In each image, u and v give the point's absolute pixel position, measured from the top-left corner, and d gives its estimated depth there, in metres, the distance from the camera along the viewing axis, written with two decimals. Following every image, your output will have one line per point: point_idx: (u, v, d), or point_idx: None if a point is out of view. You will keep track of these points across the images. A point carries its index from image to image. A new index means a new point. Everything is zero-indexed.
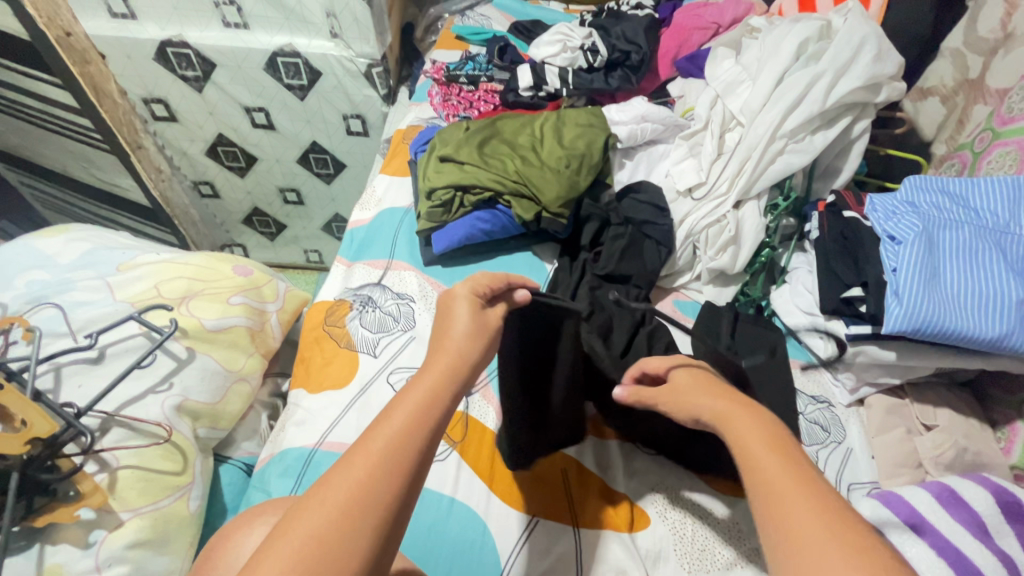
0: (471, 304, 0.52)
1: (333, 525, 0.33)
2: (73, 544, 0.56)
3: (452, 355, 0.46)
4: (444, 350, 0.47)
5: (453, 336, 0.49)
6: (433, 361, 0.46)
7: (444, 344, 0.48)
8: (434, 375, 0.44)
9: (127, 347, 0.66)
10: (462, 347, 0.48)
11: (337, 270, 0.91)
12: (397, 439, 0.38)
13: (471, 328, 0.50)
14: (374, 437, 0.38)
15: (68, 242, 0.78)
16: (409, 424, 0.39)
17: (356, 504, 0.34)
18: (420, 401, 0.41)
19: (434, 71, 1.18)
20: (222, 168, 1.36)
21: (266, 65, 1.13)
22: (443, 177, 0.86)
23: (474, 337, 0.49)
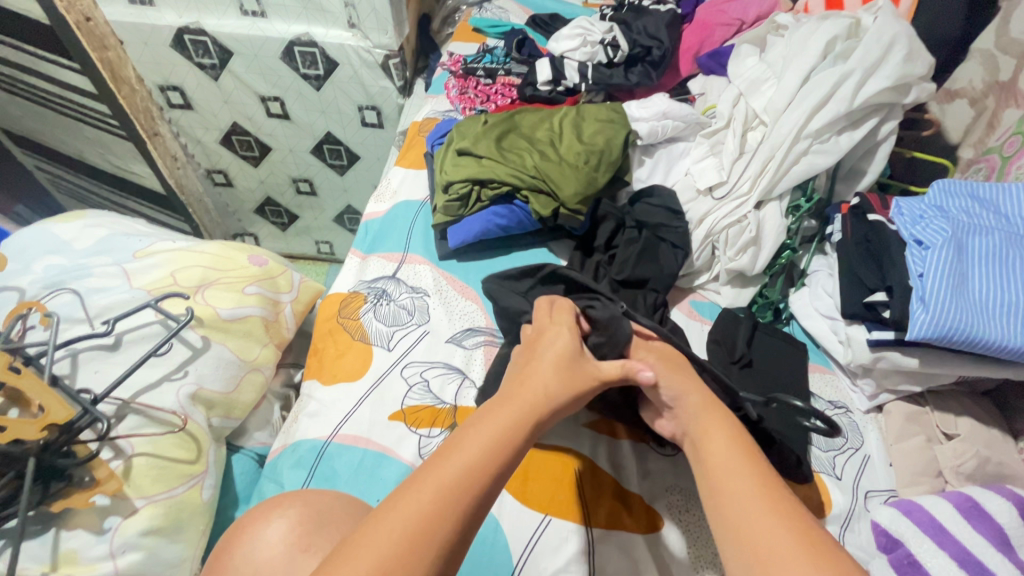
0: (555, 351, 0.55)
1: (400, 548, 0.35)
2: (87, 530, 0.57)
3: (533, 392, 0.50)
4: (527, 387, 0.50)
5: (538, 373, 0.52)
6: (513, 395, 0.49)
7: (523, 379, 0.51)
8: (513, 409, 0.47)
9: (143, 334, 0.66)
10: (543, 382, 0.51)
11: (351, 263, 0.90)
12: (469, 468, 0.41)
13: (556, 368, 0.53)
14: (444, 460, 0.41)
15: (85, 228, 0.78)
16: (482, 452, 0.42)
17: (422, 531, 0.36)
18: (491, 433, 0.44)
19: (452, 63, 1.17)
20: (236, 157, 1.36)
21: (283, 54, 1.12)
22: (460, 171, 0.85)
23: (553, 374, 0.52)
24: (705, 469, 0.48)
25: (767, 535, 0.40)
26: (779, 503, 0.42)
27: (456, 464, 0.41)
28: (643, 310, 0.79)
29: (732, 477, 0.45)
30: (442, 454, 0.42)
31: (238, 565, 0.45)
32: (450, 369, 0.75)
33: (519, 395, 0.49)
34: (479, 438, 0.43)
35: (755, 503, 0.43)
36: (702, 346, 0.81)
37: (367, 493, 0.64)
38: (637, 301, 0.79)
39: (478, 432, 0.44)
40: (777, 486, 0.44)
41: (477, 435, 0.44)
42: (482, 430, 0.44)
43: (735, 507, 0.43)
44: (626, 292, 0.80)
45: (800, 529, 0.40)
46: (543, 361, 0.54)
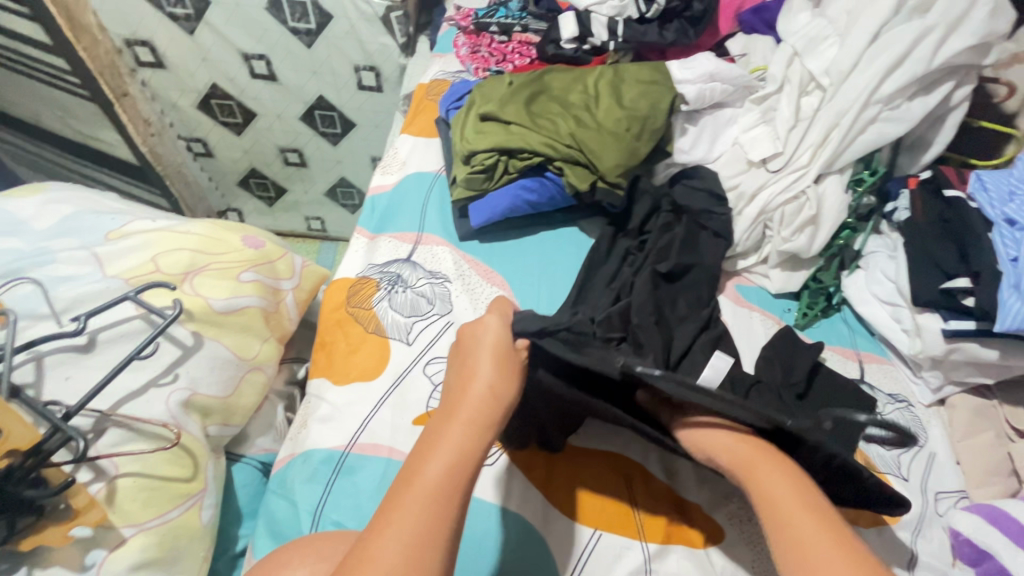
0: (488, 338, 0.50)
1: None
2: (67, 567, 0.48)
3: (475, 398, 0.45)
4: (467, 393, 0.45)
5: (477, 376, 0.46)
6: (455, 405, 0.45)
7: (468, 378, 0.47)
8: (466, 417, 0.43)
9: (121, 332, 0.56)
10: (484, 386, 0.46)
11: (358, 243, 0.80)
12: (431, 505, 0.37)
13: (496, 365, 0.47)
14: (385, 526, 0.36)
15: (45, 205, 0.66)
16: (438, 484, 0.38)
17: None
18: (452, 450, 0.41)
19: (460, 18, 1.04)
20: (216, 124, 1.22)
21: (269, 4, 0.99)
22: (485, 139, 0.75)
23: (500, 364, 0.48)
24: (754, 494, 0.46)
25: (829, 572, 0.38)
26: (844, 546, 0.39)
27: (397, 530, 0.36)
28: (688, 310, 0.69)
29: (796, 520, 0.42)
30: (382, 515, 0.37)
31: None
32: None
33: (460, 408, 0.44)
34: (423, 483, 0.38)
35: (818, 540, 0.40)
36: (750, 335, 0.74)
37: None
38: (678, 301, 0.70)
39: (422, 478, 0.39)
40: (842, 533, 0.41)
41: (417, 484, 0.38)
42: (426, 474, 0.39)
43: (800, 543, 0.40)
44: (668, 287, 0.70)
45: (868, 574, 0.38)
46: (480, 361, 0.48)
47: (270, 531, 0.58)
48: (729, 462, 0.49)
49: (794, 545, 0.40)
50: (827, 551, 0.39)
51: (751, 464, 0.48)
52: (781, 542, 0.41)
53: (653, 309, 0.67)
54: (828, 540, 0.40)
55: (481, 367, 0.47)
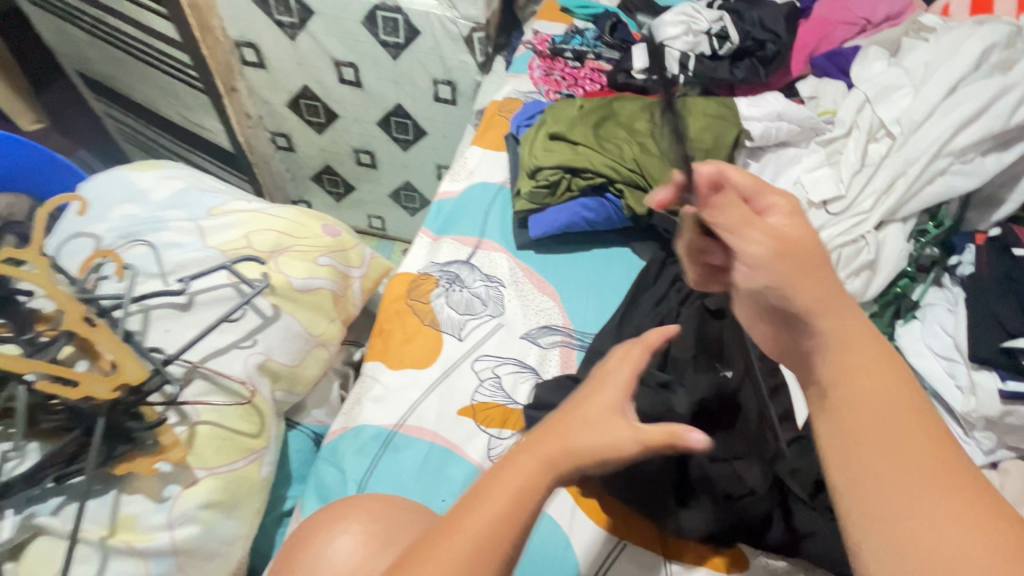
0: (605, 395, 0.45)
1: None
2: (147, 497, 0.54)
3: (565, 442, 0.41)
4: (555, 435, 0.41)
5: (577, 424, 0.42)
6: (542, 440, 0.41)
7: (569, 416, 0.43)
8: (550, 452, 0.40)
9: (215, 297, 0.63)
10: (586, 439, 0.41)
11: (422, 242, 0.86)
12: (492, 529, 0.35)
13: (599, 419, 0.43)
14: (449, 538, 0.35)
15: (161, 178, 0.75)
16: (506, 511, 0.36)
17: None
18: (526, 479, 0.38)
19: (537, 42, 1.11)
20: (301, 122, 1.33)
21: (365, 19, 1.09)
22: (552, 156, 0.79)
23: (605, 416, 0.43)
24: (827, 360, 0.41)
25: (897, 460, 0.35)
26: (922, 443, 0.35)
27: (464, 537, 0.35)
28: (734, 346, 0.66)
29: (865, 395, 0.38)
30: (449, 523, 0.36)
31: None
32: (523, 367, 0.71)
33: (543, 446, 0.40)
34: (491, 504, 0.37)
35: (899, 422, 0.36)
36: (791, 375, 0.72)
37: (432, 491, 0.61)
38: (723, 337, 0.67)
39: (494, 498, 0.37)
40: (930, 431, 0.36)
41: (484, 505, 0.36)
42: (497, 495, 0.37)
43: (866, 426, 0.37)
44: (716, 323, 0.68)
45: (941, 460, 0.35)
46: (588, 410, 0.43)
47: (318, 493, 0.63)
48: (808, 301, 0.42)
49: (875, 419, 0.37)
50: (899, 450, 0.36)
51: (856, 363, 0.39)
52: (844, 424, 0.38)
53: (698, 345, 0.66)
54: (904, 415, 0.37)
55: (588, 412, 0.43)
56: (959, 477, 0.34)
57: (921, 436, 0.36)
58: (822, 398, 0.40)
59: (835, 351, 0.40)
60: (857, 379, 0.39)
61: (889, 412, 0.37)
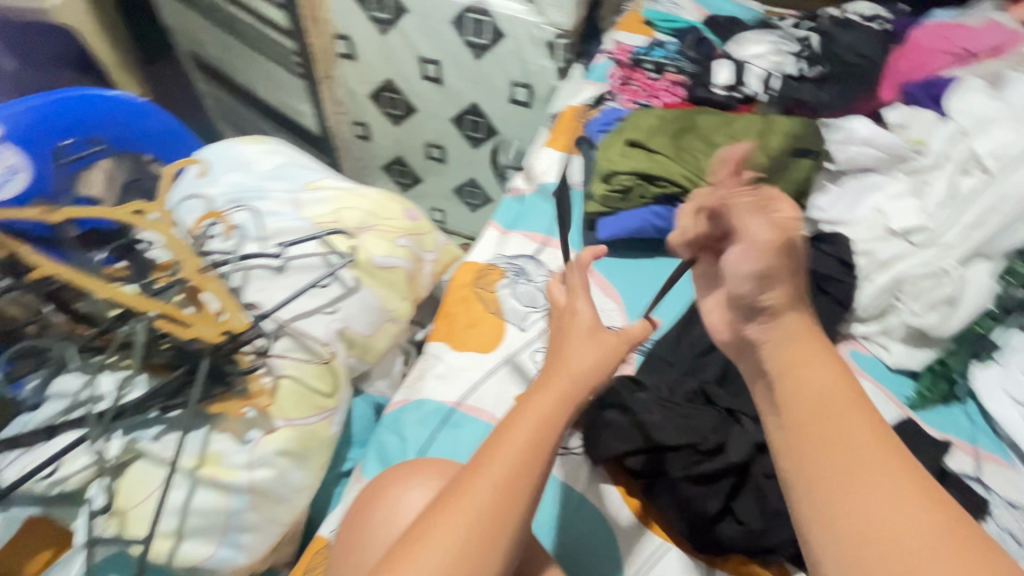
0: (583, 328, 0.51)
1: (479, 525, 0.38)
2: (233, 437, 0.59)
3: (566, 377, 0.47)
4: (556, 371, 0.47)
5: (571, 354, 0.49)
6: (548, 381, 0.47)
7: (562, 354, 0.49)
8: (553, 390, 0.46)
9: (306, 264, 0.68)
10: (579, 369, 0.48)
11: (490, 234, 0.88)
12: (517, 459, 0.41)
13: (590, 351, 0.49)
14: (476, 476, 0.40)
15: (265, 152, 0.81)
16: (524, 446, 0.42)
17: (490, 519, 0.38)
18: (539, 417, 0.44)
19: (618, 52, 1.13)
20: (381, 113, 1.40)
21: (454, 19, 1.14)
22: (628, 162, 0.81)
23: (591, 351, 0.49)
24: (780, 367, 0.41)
25: (876, 473, 0.34)
26: (896, 457, 0.35)
27: (493, 474, 0.40)
28: None
29: (834, 408, 0.38)
30: (473, 467, 0.41)
31: (376, 525, 0.49)
32: None
33: (551, 382, 0.46)
34: (512, 443, 0.42)
35: (872, 443, 0.36)
36: None
37: None
38: None
39: (516, 434, 0.42)
40: (900, 448, 0.36)
41: (507, 445, 0.42)
42: (516, 434, 0.42)
43: (841, 438, 0.36)
44: None
45: (916, 475, 0.34)
46: (578, 344, 0.49)
47: (379, 457, 0.67)
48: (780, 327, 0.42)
49: (845, 436, 0.36)
50: (876, 460, 0.35)
51: (800, 368, 0.40)
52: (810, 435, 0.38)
53: None
54: (870, 434, 0.36)
55: (573, 350, 0.49)
56: (935, 494, 0.33)
57: (871, 426, 0.37)
58: (770, 387, 0.42)
59: (782, 355, 0.41)
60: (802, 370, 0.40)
61: (859, 428, 0.37)
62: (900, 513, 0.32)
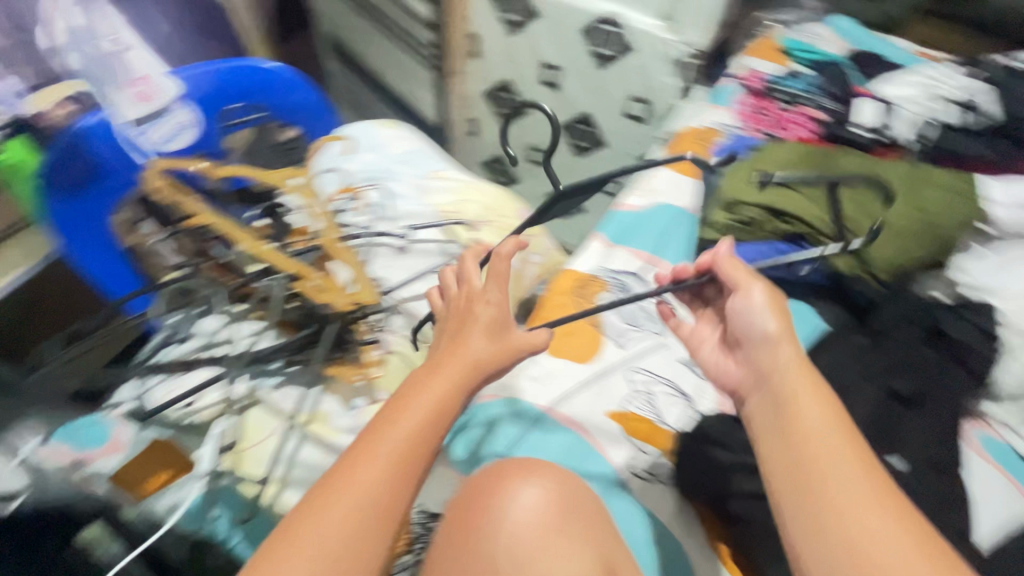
0: (486, 318, 0.48)
1: (358, 514, 0.37)
2: (341, 400, 0.63)
3: (462, 363, 0.44)
4: (456, 357, 0.45)
5: (471, 342, 0.46)
6: (442, 366, 0.44)
7: (459, 339, 0.47)
8: (445, 377, 0.44)
9: (426, 249, 0.71)
10: (477, 358, 0.45)
11: (594, 246, 0.88)
12: (402, 451, 0.39)
13: (488, 339, 0.47)
14: (368, 461, 0.39)
15: (398, 137, 0.85)
16: (415, 433, 0.40)
17: (367, 513, 0.37)
18: (431, 405, 0.42)
19: (750, 78, 1.09)
20: (492, 112, 1.43)
21: (585, 28, 1.14)
22: (756, 194, 0.78)
23: (490, 338, 0.47)
24: (777, 402, 0.43)
25: (855, 509, 0.36)
26: (880, 493, 0.37)
27: (377, 464, 0.39)
28: (918, 434, 0.64)
29: (821, 440, 0.40)
30: (367, 449, 0.39)
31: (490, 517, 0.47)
32: (675, 390, 0.71)
33: (446, 365, 0.44)
34: (396, 431, 0.40)
35: (858, 482, 0.37)
36: (983, 498, 0.64)
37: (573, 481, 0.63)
38: (908, 423, 0.65)
39: (402, 423, 0.40)
40: (885, 481, 0.38)
41: (391, 433, 0.40)
42: (403, 419, 0.41)
43: (827, 472, 0.38)
44: (903, 410, 0.66)
45: (897, 508, 0.36)
46: (473, 333, 0.46)
47: (467, 449, 0.67)
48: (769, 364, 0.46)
49: (833, 475, 0.38)
50: (857, 494, 0.37)
51: (799, 404, 0.42)
52: (795, 470, 0.40)
53: (879, 428, 0.64)
54: (858, 472, 0.38)
55: (472, 339, 0.46)
56: (914, 531, 0.35)
57: (855, 461, 0.39)
58: (776, 417, 0.43)
59: (777, 392, 0.44)
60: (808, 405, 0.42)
61: (843, 465, 0.38)
62: (891, 552, 0.34)
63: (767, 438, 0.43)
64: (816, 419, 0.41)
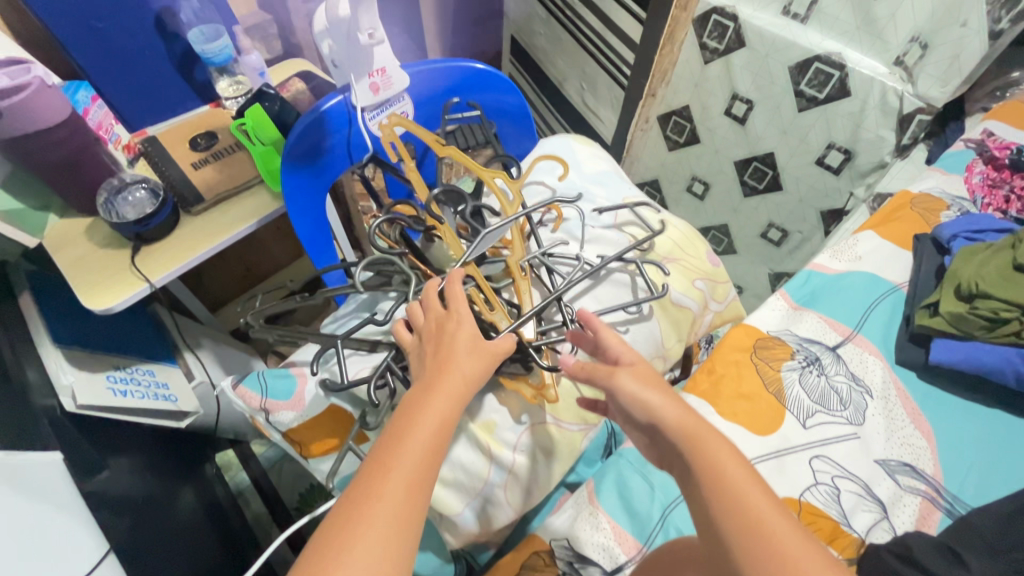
0: (469, 334, 0.51)
1: (396, 528, 0.38)
2: (509, 413, 0.62)
3: (459, 378, 0.48)
4: (447, 375, 0.48)
5: (458, 358, 0.49)
6: (438, 381, 0.47)
7: (447, 356, 0.49)
8: (444, 391, 0.47)
9: (616, 280, 0.69)
10: (467, 372, 0.49)
11: (778, 304, 0.80)
12: (420, 462, 0.42)
13: (471, 353, 0.50)
14: (384, 480, 0.40)
15: (593, 155, 0.84)
16: (427, 445, 0.43)
17: (403, 525, 0.39)
18: (436, 417, 0.45)
19: (994, 145, 0.94)
20: (660, 135, 1.37)
21: (796, 64, 1.05)
22: (1011, 290, 0.67)
23: (471, 352, 0.50)
24: (698, 474, 0.43)
25: None
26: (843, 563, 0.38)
27: (396, 475, 0.40)
28: None
29: (768, 523, 0.39)
30: (382, 465, 0.41)
31: None
32: (866, 494, 0.62)
33: (442, 385, 0.47)
34: (409, 446, 0.42)
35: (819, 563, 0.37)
36: None
37: None
38: None
39: (412, 438, 0.43)
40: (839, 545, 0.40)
41: (402, 450, 0.42)
42: (414, 437, 0.43)
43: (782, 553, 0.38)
44: None
45: None
46: (462, 349, 0.50)
47: (620, 495, 0.64)
48: (678, 426, 0.47)
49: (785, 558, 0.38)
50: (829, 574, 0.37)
51: (724, 475, 0.42)
52: (747, 549, 0.39)
53: None
54: (820, 552, 0.38)
55: (457, 354, 0.49)
56: None
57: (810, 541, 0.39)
58: (699, 487, 0.43)
59: (701, 466, 0.44)
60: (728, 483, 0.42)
61: (793, 540, 0.38)
62: None
63: (700, 501, 0.43)
64: (733, 465, 0.44)
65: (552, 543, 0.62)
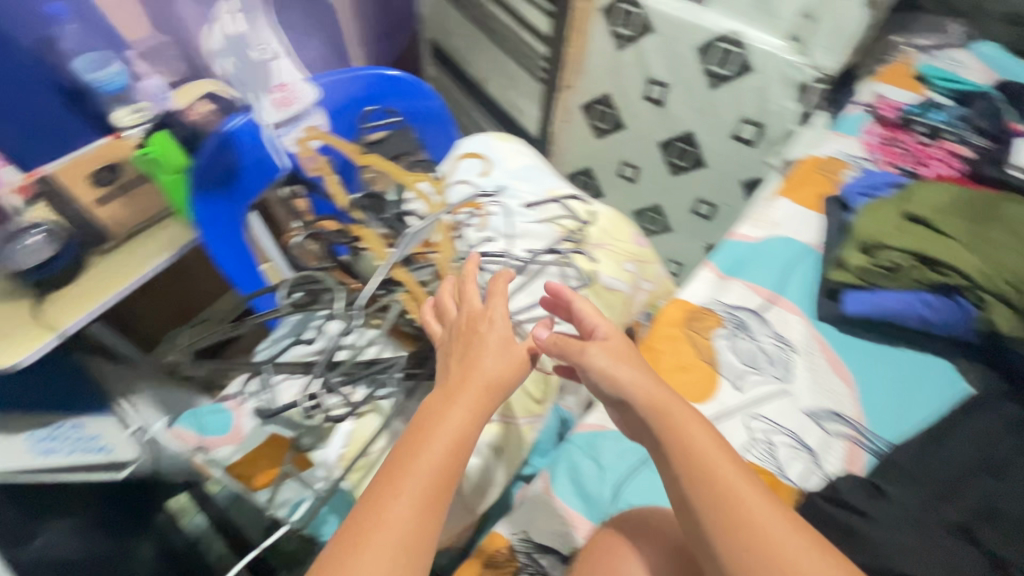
0: (493, 339, 0.51)
1: (407, 544, 0.38)
2: None
3: (480, 386, 0.47)
4: (469, 382, 0.48)
5: (481, 364, 0.49)
6: (458, 390, 0.47)
7: (470, 363, 0.49)
8: (465, 401, 0.46)
9: (547, 271, 0.70)
10: (489, 378, 0.48)
11: (706, 275, 0.83)
12: (433, 475, 0.42)
13: (494, 360, 0.49)
14: (395, 496, 0.40)
15: (515, 151, 0.85)
16: (442, 459, 0.43)
17: (414, 541, 0.39)
18: (455, 429, 0.44)
19: (883, 107, 1.03)
20: (587, 124, 1.40)
21: (703, 45, 1.09)
22: (903, 238, 0.74)
23: (495, 356, 0.50)
24: (672, 448, 0.45)
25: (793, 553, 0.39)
26: (804, 530, 0.41)
27: (408, 490, 0.40)
28: None
29: (740, 494, 0.42)
30: (393, 482, 0.41)
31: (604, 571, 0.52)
32: (799, 445, 0.66)
33: (463, 395, 0.47)
34: (425, 463, 0.42)
35: (787, 533, 0.40)
36: None
37: None
38: None
39: (427, 453, 0.43)
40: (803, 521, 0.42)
41: (415, 466, 0.42)
42: (428, 451, 0.43)
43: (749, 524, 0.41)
44: None
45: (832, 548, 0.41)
46: (486, 355, 0.49)
47: (573, 480, 0.65)
48: (646, 399, 0.48)
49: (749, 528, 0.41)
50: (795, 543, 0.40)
51: (695, 449, 0.45)
52: (712, 521, 0.42)
53: None
54: (785, 522, 0.41)
55: (480, 361, 0.49)
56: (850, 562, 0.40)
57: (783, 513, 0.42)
58: (670, 465, 0.45)
59: (674, 443, 0.46)
60: (695, 461, 0.44)
61: (763, 511, 0.41)
62: None
63: (675, 481, 0.45)
64: (706, 442, 0.45)
65: (512, 537, 0.62)
